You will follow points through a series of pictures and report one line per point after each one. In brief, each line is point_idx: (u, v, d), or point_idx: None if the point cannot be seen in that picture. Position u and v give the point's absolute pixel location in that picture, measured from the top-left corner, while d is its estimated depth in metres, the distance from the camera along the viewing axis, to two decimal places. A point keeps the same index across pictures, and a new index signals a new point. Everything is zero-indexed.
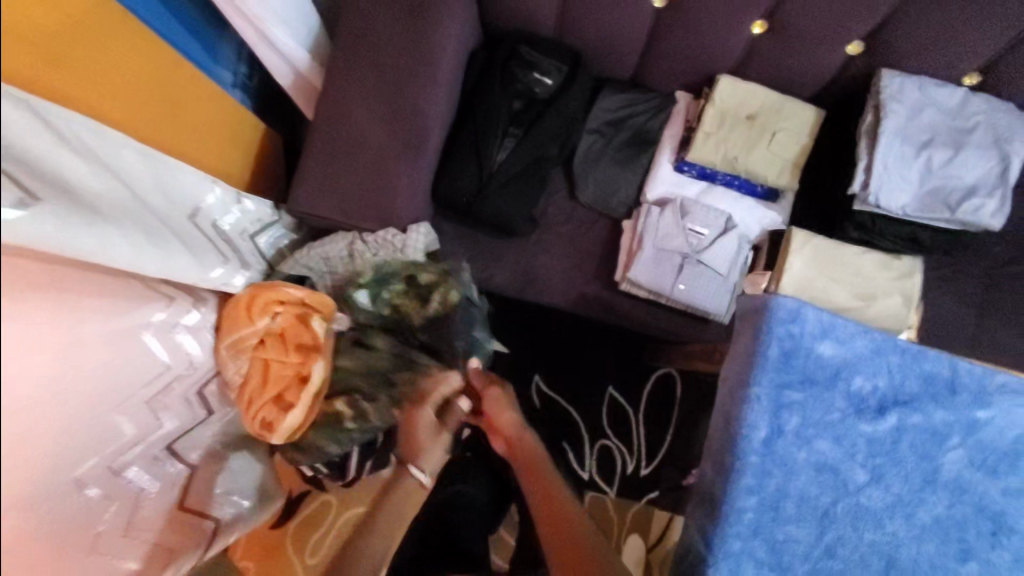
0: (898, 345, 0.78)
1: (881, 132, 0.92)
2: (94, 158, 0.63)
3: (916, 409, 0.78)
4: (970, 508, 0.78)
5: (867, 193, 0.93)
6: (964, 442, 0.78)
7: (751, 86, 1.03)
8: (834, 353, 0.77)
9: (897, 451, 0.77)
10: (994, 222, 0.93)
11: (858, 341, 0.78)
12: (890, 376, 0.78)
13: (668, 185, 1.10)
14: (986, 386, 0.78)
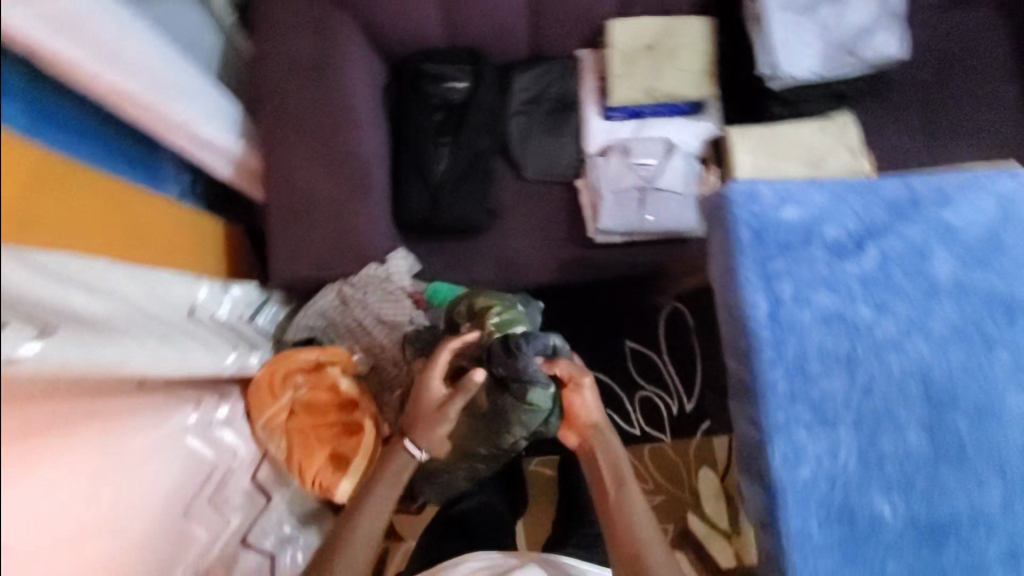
0: (851, 186, 0.83)
1: (768, 10, 0.98)
2: (92, 287, 0.69)
3: (892, 235, 0.82)
4: (982, 306, 0.80)
5: (778, 67, 0.98)
6: (948, 247, 0.81)
7: (639, 20, 1.11)
8: (798, 213, 0.82)
9: (891, 279, 0.81)
10: (898, 52, 0.98)
11: (816, 196, 0.83)
12: (857, 215, 0.82)
13: (604, 133, 1.16)
14: (945, 192, 0.82)
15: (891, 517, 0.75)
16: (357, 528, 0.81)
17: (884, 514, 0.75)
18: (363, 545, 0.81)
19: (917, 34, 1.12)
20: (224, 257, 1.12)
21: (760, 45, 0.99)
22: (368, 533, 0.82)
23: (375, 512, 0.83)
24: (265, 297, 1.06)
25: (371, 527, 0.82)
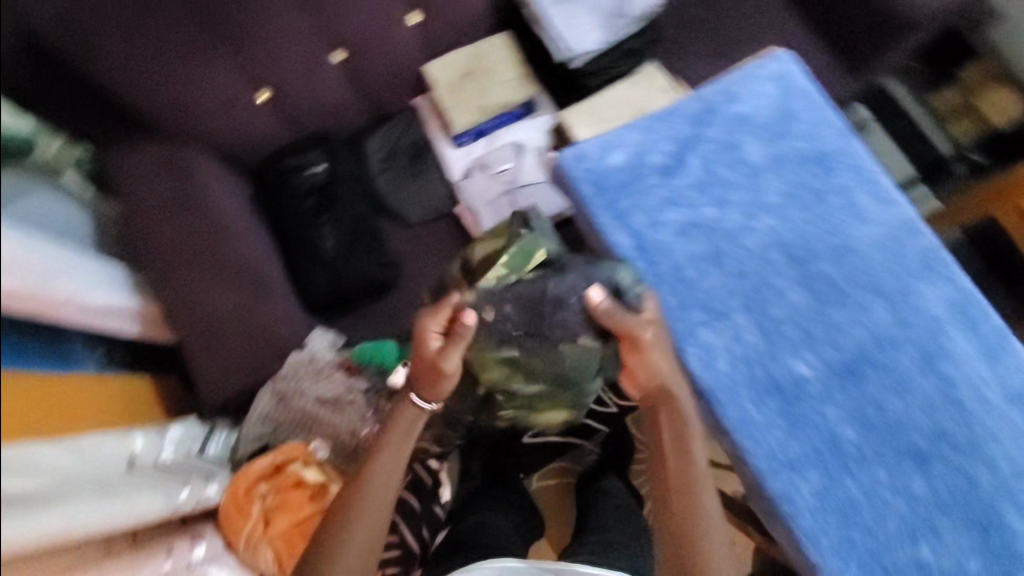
0: (656, 116, 0.96)
1: (541, 8, 1.10)
2: (27, 469, 0.70)
3: (704, 141, 0.95)
4: (795, 166, 0.95)
5: (569, 51, 1.11)
6: (749, 132, 0.96)
7: (448, 57, 1.23)
8: (623, 155, 0.94)
9: (718, 175, 0.94)
10: (660, 1, 1.12)
11: (632, 135, 0.95)
12: (670, 137, 0.96)
13: (461, 159, 1.27)
14: (729, 91, 0.97)
15: (810, 372, 0.88)
16: (373, 486, 0.83)
17: (800, 372, 0.88)
18: (368, 509, 0.82)
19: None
20: (162, 405, 1.15)
21: (551, 38, 1.11)
22: (380, 490, 0.83)
23: (390, 467, 0.84)
24: (211, 426, 1.10)
25: (385, 486, 0.83)
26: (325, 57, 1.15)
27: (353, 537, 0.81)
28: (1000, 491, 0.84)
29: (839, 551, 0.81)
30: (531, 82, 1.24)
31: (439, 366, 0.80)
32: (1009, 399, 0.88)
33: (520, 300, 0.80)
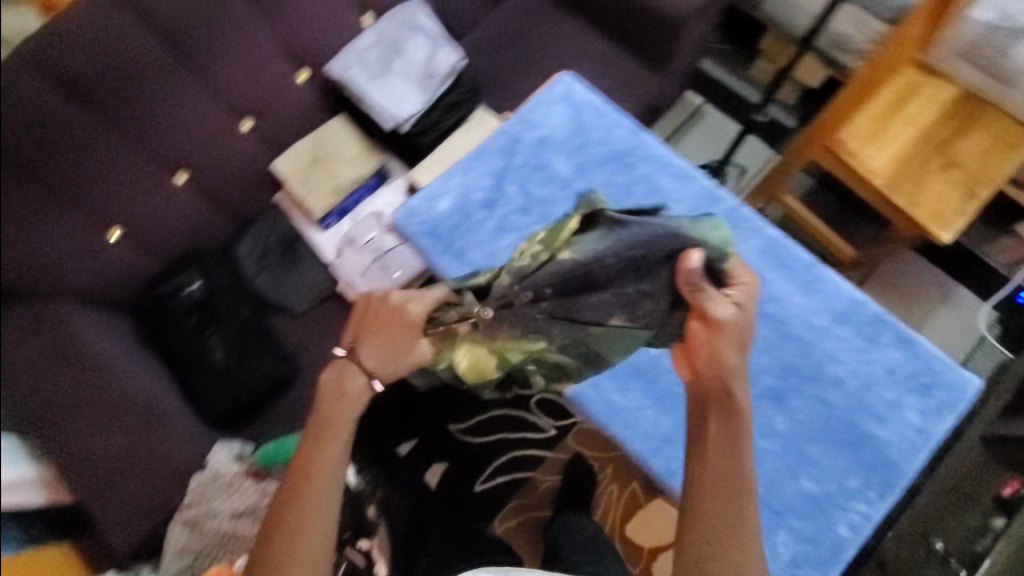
0: (469, 160, 1.08)
1: (357, 88, 1.20)
2: None
3: (515, 169, 1.07)
4: (601, 168, 1.06)
5: (394, 120, 1.20)
6: (554, 150, 1.08)
7: (291, 150, 1.28)
8: (448, 202, 1.07)
9: (535, 196, 1.06)
10: (460, 56, 1.24)
11: (452, 183, 1.08)
12: (485, 175, 1.08)
13: (331, 239, 1.32)
14: (525, 120, 1.09)
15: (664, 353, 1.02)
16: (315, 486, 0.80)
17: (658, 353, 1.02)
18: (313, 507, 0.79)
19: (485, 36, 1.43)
20: (83, 563, 1.14)
21: (371, 112, 1.21)
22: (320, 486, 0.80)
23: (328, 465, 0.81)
24: (135, 573, 1.10)
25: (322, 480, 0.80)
26: (169, 181, 1.20)
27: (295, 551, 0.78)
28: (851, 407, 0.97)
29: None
30: (376, 154, 1.32)
31: (418, 329, 0.84)
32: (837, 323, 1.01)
33: (562, 283, 0.83)
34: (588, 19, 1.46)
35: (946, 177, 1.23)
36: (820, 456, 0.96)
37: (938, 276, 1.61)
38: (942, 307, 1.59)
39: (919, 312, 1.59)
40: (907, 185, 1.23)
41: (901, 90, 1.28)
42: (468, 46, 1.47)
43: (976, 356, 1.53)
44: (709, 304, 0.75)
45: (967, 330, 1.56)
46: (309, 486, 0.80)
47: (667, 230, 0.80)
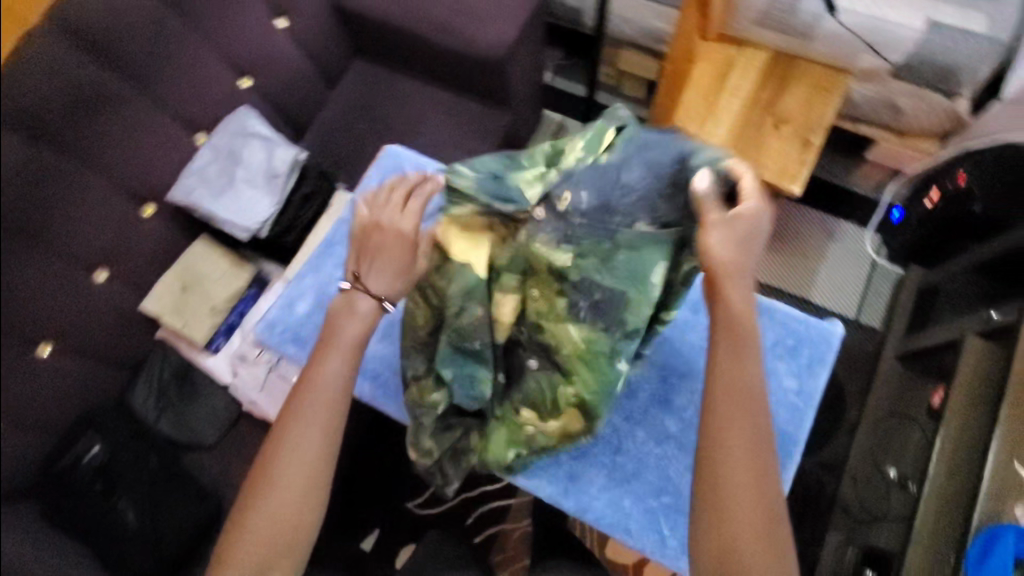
0: (314, 252, 0.98)
1: (204, 208, 1.19)
2: None
3: None
4: None
5: (248, 229, 1.21)
6: None
7: (157, 286, 1.24)
8: (301, 301, 0.95)
9: None
10: (298, 152, 1.26)
11: (300, 280, 0.96)
12: (333, 262, 0.97)
13: (223, 360, 1.28)
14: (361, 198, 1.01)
15: None
16: (296, 449, 0.77)
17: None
18: (295, 471, 0.77)
19: (330, 125, 1.48)
20: None
21: (225, 227, 1.20)
22: (303, 452, 0.77)
23: (309, 429, 0.78)
24: None
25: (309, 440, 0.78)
26: (30, 355, 1.10)
27: (277, 510, 0.76)
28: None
29: (646, 523, 0.94)
30: (246, 263, 1.30)
31: (416, 245, 0.82)
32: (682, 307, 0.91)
33: (597, 186, 0.82)
34: (426, 75, 1.50)
35: (781, 134, 1.30)
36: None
37: (818, 219, 1.68)
38: (831, 246, 1.66)
39: (813, 256, 1.65)
40: (747, 151, 1.30)
41: (720, 65, 1.36)
42: (318, 130, 1.49)
43: (872, 280, 1.61)
44: (716, 229, 0.74)
45: (860, 257, 1.65)
46: (311, 392, 0.78)
47: (671, 146, 0.82)
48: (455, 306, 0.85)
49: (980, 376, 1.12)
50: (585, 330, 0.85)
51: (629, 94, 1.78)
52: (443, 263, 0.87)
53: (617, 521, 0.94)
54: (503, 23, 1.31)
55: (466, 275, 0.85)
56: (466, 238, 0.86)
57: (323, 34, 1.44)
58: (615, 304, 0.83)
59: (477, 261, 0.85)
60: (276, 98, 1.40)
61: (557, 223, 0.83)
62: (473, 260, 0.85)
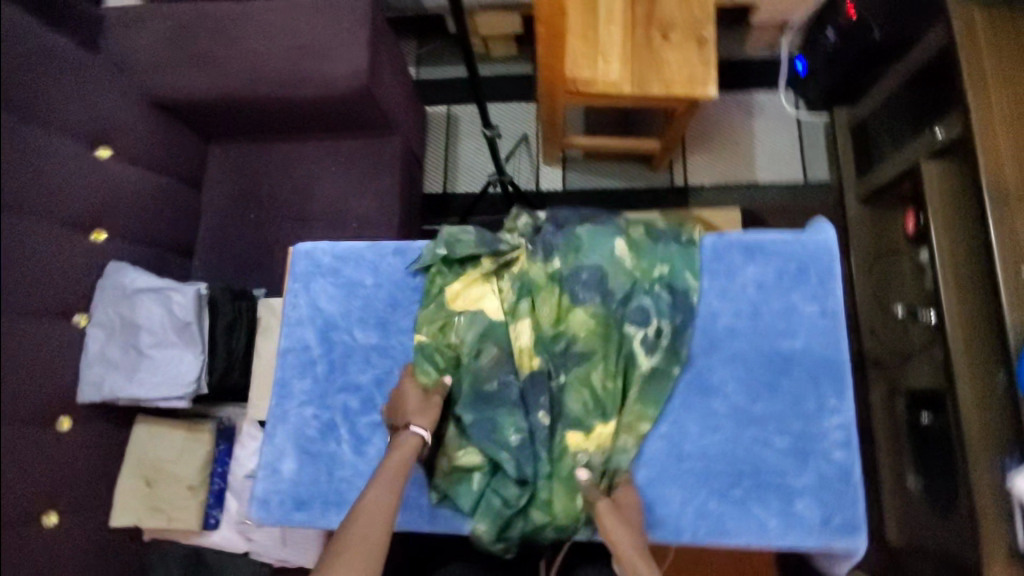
0: (274, 402, 0.84)
1: (126, 395, 1.02)
2: None
3: (323, 372, 0.84)
4: (404, 303, 0.86)
5: (184, 394, 1.04)
6: (344, 322, 0.86)
7: (116, 494, 1.09)
8: (287, 460, 0.82)
9: (362, 380, 0.84)
10: (196, 287, 1.08)
11: (275, 439, 0.83)
12: (299, 401, 0.84)
13: (228, 530, 1.13)
14: (294, 318, 0.87)
15: None
16: (364, 513, 0.67)
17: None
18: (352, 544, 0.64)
19: (218, 233, 1.32)
20: None
21: (160, 403, 1.04)
22: (374, 515, 0.66)
23: (383, 490, 0.69)
24: None
25: (380, 499, 0.68)
26: None
27: None
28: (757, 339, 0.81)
29: None
30: (202, 423, 1.14)
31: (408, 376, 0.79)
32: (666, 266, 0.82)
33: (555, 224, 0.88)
34: (290, 133, 1.33)
35: (672, 43, 1.23)
36: (764, 407, 0.79)
37: (732, 99, 1.61)
38: (755, 120, 1.59)
39: (742, 137, 1.59)
40: (650, 72, 1.21)
41: None
42: (207, 244, 1.32)
43: (806, 136, 1.58)
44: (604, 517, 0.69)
45: (786, 119, 1.59)
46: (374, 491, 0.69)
47: None
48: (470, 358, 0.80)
49: (951, 197, 1.12)
50: (609, 328, 0.79)
51: (502, 55, 1.65)
52: (450, 318, 0.82)
53: (713, 524, 0.75)
54: (347, 49, 1.15)
55: (480, 321, 0.81)
56: (475, 287, 0.83)
57: (157, 141, 1.24)
58: (620, 284, 0.80)
59: (491, 307, 0.82)
60: (143, 233, 1.21)
61: (555, 240, 0.84)
62: (484, 306, 0.82)
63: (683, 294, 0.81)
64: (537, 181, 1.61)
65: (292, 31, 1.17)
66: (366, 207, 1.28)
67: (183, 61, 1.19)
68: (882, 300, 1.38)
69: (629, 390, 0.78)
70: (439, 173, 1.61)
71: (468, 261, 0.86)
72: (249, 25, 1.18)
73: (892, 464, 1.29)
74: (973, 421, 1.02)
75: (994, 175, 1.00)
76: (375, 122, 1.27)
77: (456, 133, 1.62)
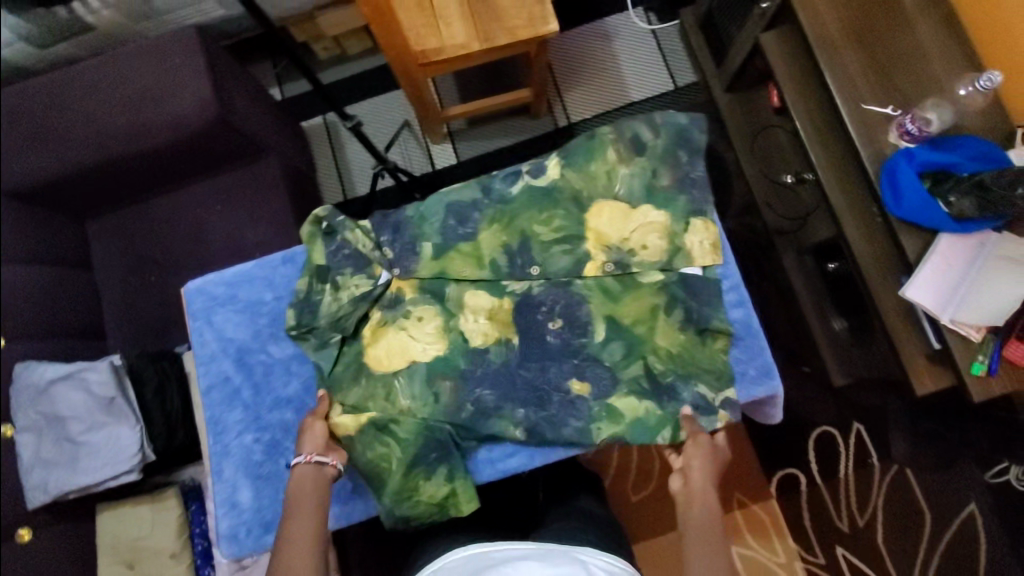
0: (212, 441, 0.85)
1: (76, 485, 1.01)
2: None
3: (251, 397, 0.86)
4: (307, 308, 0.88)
5: (134, 467, 1.03)
6: (257, 345, 0.88)
7: None
8: (242, 489, 0.83)
9: (291, 393, 0.86)
10: (109, 362, 1.06)
11: (225, 474, 0.83)
12: (235, 432, 0.85)
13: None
14: (206, 359, 0.88)
15: None
16: (294, 540, 0.68)
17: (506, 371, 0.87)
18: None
19: (124, 305, 1.28)
20: None
21: (110, 484, 1.03)
22: (300, 539, 0.68)
23: (303, 519, 0.70)
24: None
25: (302, 526, 0.69)
26: None
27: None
28: (635, 173, 0.86)
29: None
30: (165, 492, 1.12)
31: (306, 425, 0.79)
32: (552, 205, 0.86)
33: (402, 246, 0.88)
34: (164, 185, 1.30)
35: None
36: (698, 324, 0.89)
37: (586, 29, 1.65)
38: (615, 44, 1.64)
39: (607, 63, 1.64)
40: (492, 23, 1.23)
41: None
42: (115, 319, 1.28)
43: (663, 43, 1.64)
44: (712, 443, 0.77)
45: (640, 33, 1.65)
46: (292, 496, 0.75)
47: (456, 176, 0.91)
48: (436, 379, 0.82)
49: (791, 59, 1.19)
50: (552, 288, 0.85)
51: (358, 51, 1.64)
52: (380, 380, 0.82)
53: None
54: (187, 84, 1.13)
55: (415, 368, 0.82)
56: (387, 337, 0.85)
57: (28, 233, 1.20)
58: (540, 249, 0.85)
59: (418, 349, 0.83)
60: (39, 327, 1.16)
61: (439, 236, 0.87)
62: (412, 352, 0.83)
63: (580, 220, 0.86)
64: (430, 162, 1.62)
65: (126, 82, 1.14)
66: (263, 234, 1.27)
67: (26, 144, 1.15)
68: (771, 173, 1.45)
69: (633, 329, 0.82)
70: (332, 181, 1.60)
71: (359, 322, 0.86)
72: (82, 89, 1.14)
73: (819, 315, 1.37)
74: (864, 253, 1.10)
75: (813, 28, 1.07)
76: (245, 149, 1.26)
77: (337, 138, 1.61)
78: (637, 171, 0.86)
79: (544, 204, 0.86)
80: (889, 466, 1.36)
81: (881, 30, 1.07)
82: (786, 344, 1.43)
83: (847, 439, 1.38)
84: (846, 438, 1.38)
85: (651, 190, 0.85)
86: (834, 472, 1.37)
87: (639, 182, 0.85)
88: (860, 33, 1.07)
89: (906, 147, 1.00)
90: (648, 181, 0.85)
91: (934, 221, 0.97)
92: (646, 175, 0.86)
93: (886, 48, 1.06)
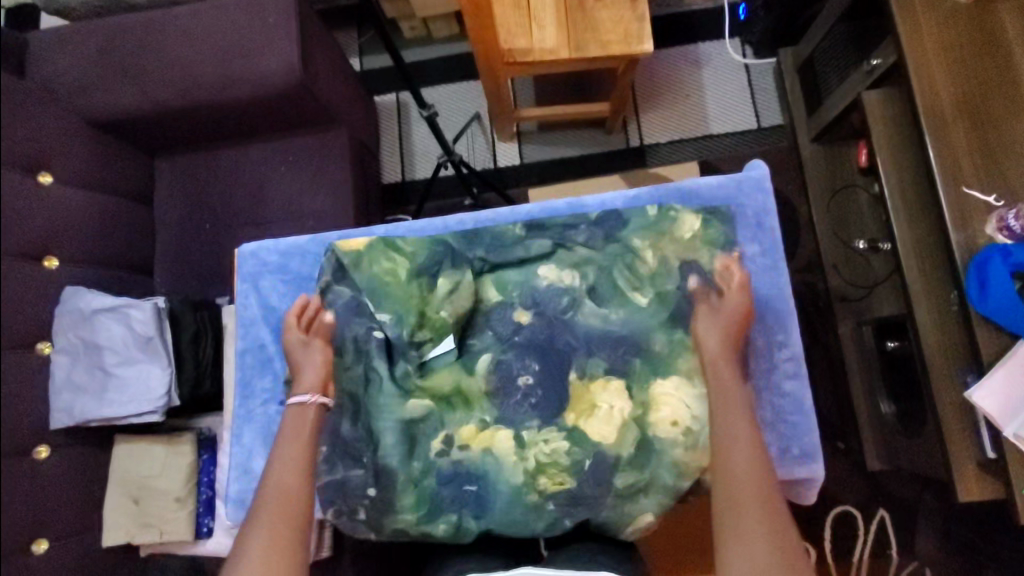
0: (241, 402, 0.90)
1: (99, 415, 1.04)
2: None
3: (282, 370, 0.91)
4: None
5: (158, 410, 1.07)
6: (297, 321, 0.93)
7: (107, 518, 1.10)
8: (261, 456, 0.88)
9: None
10: (150, 304, 1.08)
11: (246, 439, 0.89)
12: (263, 399, 0.90)
13: (220, 532, 1.13)
14: (245, 321, 0.93)
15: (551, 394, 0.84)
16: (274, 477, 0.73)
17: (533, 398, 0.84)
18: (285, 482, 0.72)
19: (177, 248, 1.31)
20: None
21: (132, 421, 1.06)
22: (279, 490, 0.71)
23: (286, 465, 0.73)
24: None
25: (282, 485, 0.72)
26: None
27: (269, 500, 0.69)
28: (615, 254, 0.90)
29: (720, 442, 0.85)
30: (182, 436, 1.15)
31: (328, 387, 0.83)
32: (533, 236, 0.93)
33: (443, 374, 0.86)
34: (236, 137, 1.32)
35: (605, 2, 1.22)
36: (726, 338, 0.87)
37: (678, 52, 1.60)
38: (704, 72, 1.59)
39: (692, 91, 1.59)
40: (586, 33, 1.20)
41: None
42: (165, 260, 1.31)
43: (755, 81, 1.58)
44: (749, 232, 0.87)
45: (734, 66, 1.59)
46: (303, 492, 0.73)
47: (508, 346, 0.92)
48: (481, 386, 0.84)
49: (892, 123, 1.12)
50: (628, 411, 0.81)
51: (444, 36, 1.63)
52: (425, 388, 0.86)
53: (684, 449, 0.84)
54: (276, 45, 1.14)
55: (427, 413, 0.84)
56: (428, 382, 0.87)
57: (100, 162, 1.22)
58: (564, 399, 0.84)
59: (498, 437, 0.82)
60: (94, 257, 1.18)
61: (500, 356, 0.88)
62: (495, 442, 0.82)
63: (645, 381, 0.84)
64: (494, 159, 1.60)
65: (219, 33, 1.15)
66: (321, 203, 1.28)
67: (113, 78, 1.17)
68: (844, 237, 1.39)
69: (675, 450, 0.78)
70: (396, 160, 1.60)
71: None
72: (175, 33, 1.15)
73: (868, 394, 1.30)
74: (932, 342, 1.03)
75: (926, 98, 1.01)
76: (318, 118, 1.27)
77: (408, 118, 1.61)
78: (693, 382, 0.82)
79: (521, 266, 0.92)
80: (907, 561, 1.30)
81: (1000, 112, 0.99)
82: (823, 416, 1.37)
83: (869, 525, 1.31)
84: (868, 524, 1.32)
85: (647, 275, 0.88)
86: (847, 555, 1.30)
87: (621, 266, 0.89)
88: (975, 112, 1.00)
89: (1003, 243, 0.93)
90: (647, 266, 0.89)
91: (1019, 325, 0.90)
92: (633, 248, 0.90)
93: (1002, 132, 0.98)
